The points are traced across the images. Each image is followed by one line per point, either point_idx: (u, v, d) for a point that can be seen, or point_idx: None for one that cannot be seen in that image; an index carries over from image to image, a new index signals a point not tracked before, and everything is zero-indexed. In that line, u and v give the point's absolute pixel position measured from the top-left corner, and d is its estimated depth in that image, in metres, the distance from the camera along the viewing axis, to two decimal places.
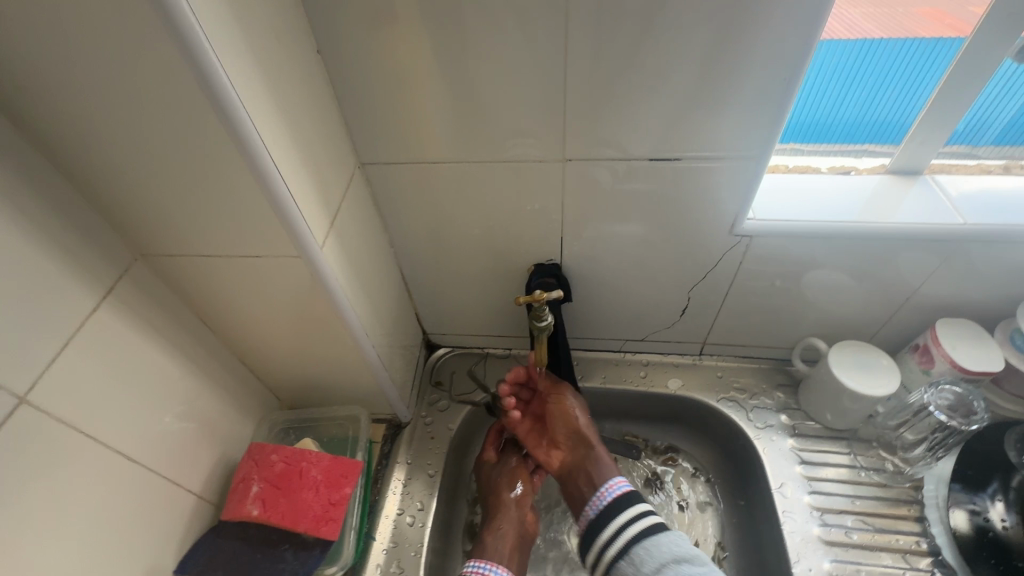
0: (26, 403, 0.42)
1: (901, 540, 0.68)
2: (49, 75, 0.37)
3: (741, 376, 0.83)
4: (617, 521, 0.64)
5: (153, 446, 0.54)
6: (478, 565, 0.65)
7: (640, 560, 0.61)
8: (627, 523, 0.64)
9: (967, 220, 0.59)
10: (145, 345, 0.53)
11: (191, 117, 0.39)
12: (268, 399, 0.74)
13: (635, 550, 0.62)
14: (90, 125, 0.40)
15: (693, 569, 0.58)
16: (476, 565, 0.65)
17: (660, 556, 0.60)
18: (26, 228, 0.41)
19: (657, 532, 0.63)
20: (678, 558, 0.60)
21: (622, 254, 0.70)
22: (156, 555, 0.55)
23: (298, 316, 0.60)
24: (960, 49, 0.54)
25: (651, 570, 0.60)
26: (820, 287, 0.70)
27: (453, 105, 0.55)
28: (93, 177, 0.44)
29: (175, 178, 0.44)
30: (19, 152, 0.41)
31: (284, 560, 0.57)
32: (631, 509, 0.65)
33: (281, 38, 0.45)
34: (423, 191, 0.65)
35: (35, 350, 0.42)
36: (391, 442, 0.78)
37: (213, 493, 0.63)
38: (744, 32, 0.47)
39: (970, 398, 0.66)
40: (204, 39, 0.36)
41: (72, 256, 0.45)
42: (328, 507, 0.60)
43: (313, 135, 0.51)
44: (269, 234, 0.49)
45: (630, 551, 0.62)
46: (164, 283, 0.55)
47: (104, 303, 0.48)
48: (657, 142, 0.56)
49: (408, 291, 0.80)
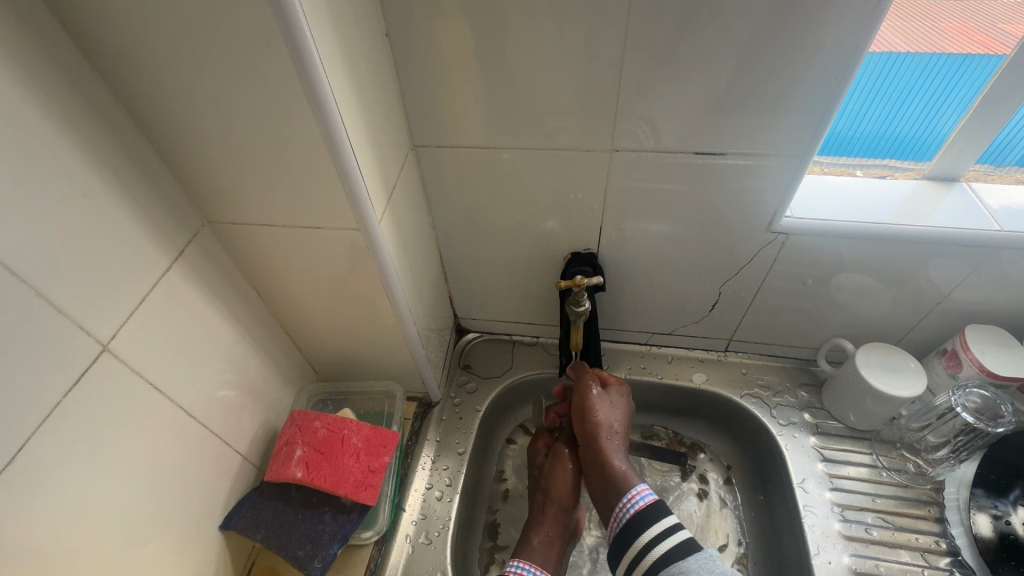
0: (107, 351, 0.45)
1: (920, 539, 0.69)
2: (146, 43, 0.40)
3: (765, 374, 0.84)
4: (642, 538, 0.59)
5: (207, 405, 0.57)
6: (522, 566, 0.65)
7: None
8: (653, 540, 0.58)
9: (1003, 227, 0.60)
10: (207, 308, 0.56)
11: (278, 90, 0.42)
12: (307, 370, 0.77)
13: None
14: (178, 93, 0.43)
15: None
16: (520, 566, 0.65)
17: None
18: (118, 189, 0.44)
19: (685, 554, 0.56)
20: None
21: (657, 248, 0.71)
22: (205, 508, 0.58)
23: (347, 291, 0.62)
24: (985, 64, 0.55)
25: None
26: (850, 288, 0.71)
27: (507, 94, 0.57)
28: (173, 143, 0.47)
29: (252, 147, 0.46)
30: (114, 117, 0.44)
31: (324, 522, 0.61)
32: (658, 524, 0.60)
33: (358, 20, 0.47)
34: (470, 176, 0.67)
35: (117, 303, 0.45)
36: (421, 420, 0.80)
37: (256, 456, 0.66)
38: (801, 31, 0.48)
39: (997, 402, 0.66)
40: (300, 16, 0.38)
41: (153, 217, 0.48)
42: (367, 473, 0.62)
43: (377, 114, 0.53)
44: (332, 207, 0.51)
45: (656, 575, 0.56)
46: (226, 250, 0.58)
47: (176, 264, 0.51)
48: (705, 138, 0.58)
49: (445, 275, 0.83)
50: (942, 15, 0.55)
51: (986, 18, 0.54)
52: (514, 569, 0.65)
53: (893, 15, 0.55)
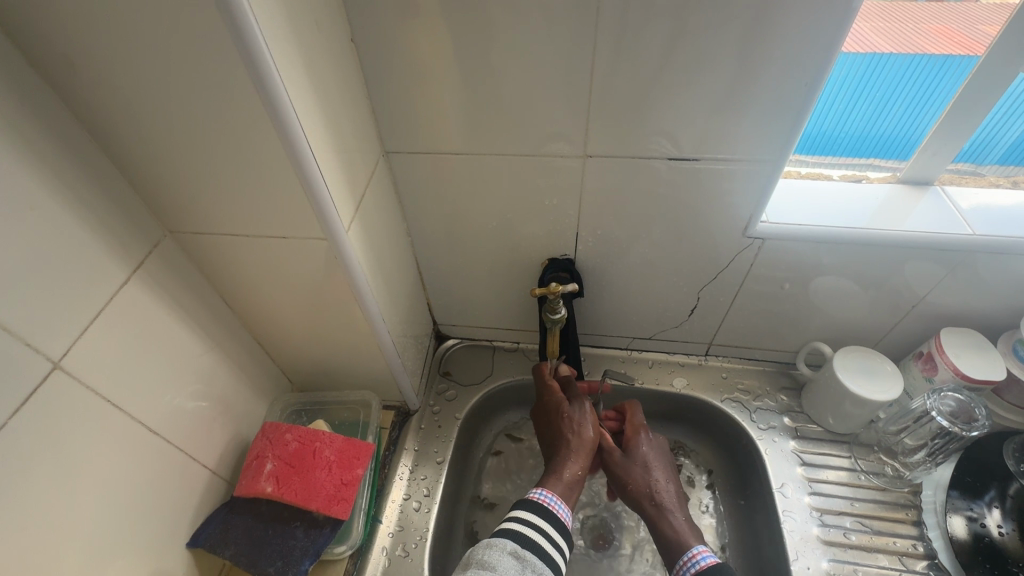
0: (60, 368, 0.43)
1: (898, 542, 0.69)
2: (96, 50, 0.38)
3: (745, 378, 0.84)
4: None
5: (173, 419, 0.56)
6: (545, 494, 0.61)
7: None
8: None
9: (975, 231, 0.61)
10: (170, 320, 0.54)
11: (235, 98, 0.41)
12: (282, 380, 0.75)
13: None
14: (131, 102, 0.41)
15: None
16: (544, 493, 0.61)
17: None
18: (71, 201, 0.43)
19: None
20: None
21: (634, 254, 0.71)
22: (172, 526, 0.56)
23: (318, 299, 0.61)
24: (966, 64, 0.55)
25: None
26: (827, 292, 0.71)
27: (478, 100, 0.56)
28: (129, 152, 0.45)
29: (212, 155, 0.45)
30: (66, 126, 0.42)
31: (295, 537, 0.59)
32: None
33: (319, 25, 0.46)
34: (443, 182, 0.66)
35: (70, 319, 0.44)
36: (398, 429, 0.79)
37: (226, 470, 0.65)
38: (771, 37, 0.48)
39: (971, 406, 0.66)
40: (253, 21, 0.37)
41: (110, 229, 0.46)
42: (340, 487, 0.61)
43: (343, 120, 0.52)
44: (298, 215, 0.50)
45: None
46: (190, 260, 0.56)
47: (135, 276, 0.50)
48: (680, 143, 0.57)
49: (422, 282, 0.81)
50: (924, 17, 0.56)
51: (966, 20, 0.55)
52: (537, 496, 0.61)
53: (876, 14, 0.55)
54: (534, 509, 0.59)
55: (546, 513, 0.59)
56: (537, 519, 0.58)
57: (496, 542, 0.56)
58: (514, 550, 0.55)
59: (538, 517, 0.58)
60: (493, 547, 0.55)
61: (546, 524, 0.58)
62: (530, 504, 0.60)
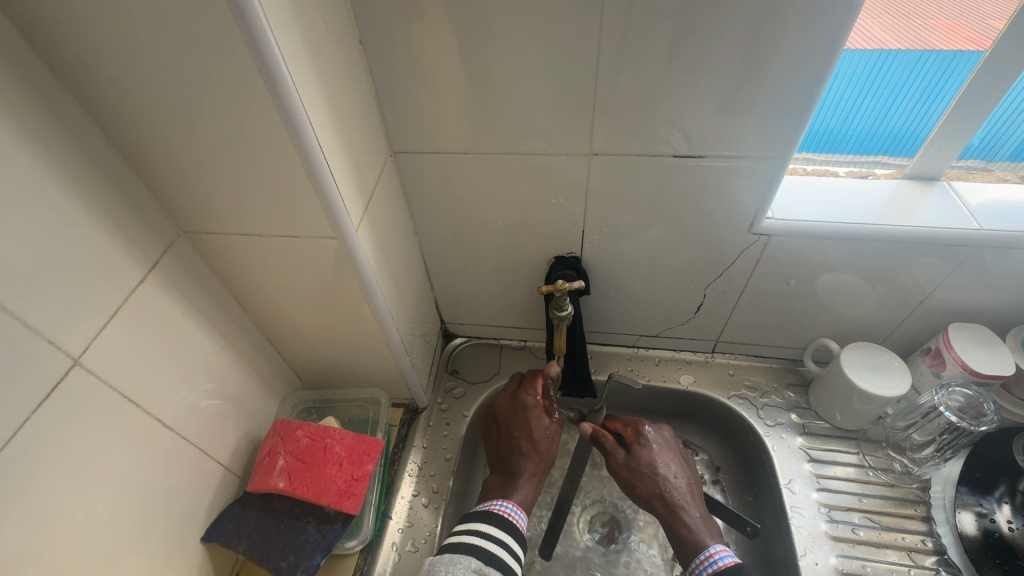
0: (79, 365, 0.44)
1: (907, 538, 0.69)
2: (113, 54, 0.39)
3: (752, 374, 0.84)
4: None
5: (187, 416, 0.57)
6: (506, 506, 0.65)
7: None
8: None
9: (982, 226, 0.60)
10: (184, 318, 0.55)
11: (247, 101, 0.42)
12: (292, 378, 0.76)
13: None
14: (147, 104, 0.42)
15: None
16: (504, 505, 0.65)
17: None
18: (88, 202, 0.44)
19: None
20: None
21: (640, 251, 0.71)
22: (186, 520, 0.57)
23: (327, 297, 0.62)
24: (973, 60, 0.55)
25: None
26: (834, 288, 0.71)
27: (484, 99, 0.57)
28: (144, 153, 0.46)
29: (224, 156, 0.46)
30: (83, 129, 0.43)
31: (307, 532, 0.60)
32: None
33: (329, 27, 0.47)
34: (450, 181, 0.66)
35: (87, 317, 0.45)
36: (407, 426, 0.80)
37: (238, 466, 0.66)
38: (775, 35, 0.48)
39: (980, 401, 0.66)
40: (265, 25, 0.38)
41: (125, 229, 0.47)
42: (351, 483, 0.62)
43: (352, 121, 0.53)
44: (308, 215, 0.51)
45: None
46: (203, 260, 0.57)
47: (150, 275, 0.51)
48: (685, 141, 0.58)
49: (430, 280, 0.82)
50: (932, 13, 0.55)
51: (976, 15, 0.54)
52: (497, 509, 0.64)
53: (883, 11, 0.55)
54: (498, 522, 0.62)
55: (506, 522, 0.63)
56: (495, 531, 0.61)
57: (461, 558, 0.57)
58: (478, 567, 0.57)
59: (499, 530, 0.62)
60: (457, 565, 0.57)
61: (506, 535, 0.61)
62: (483, 518, 0.63)
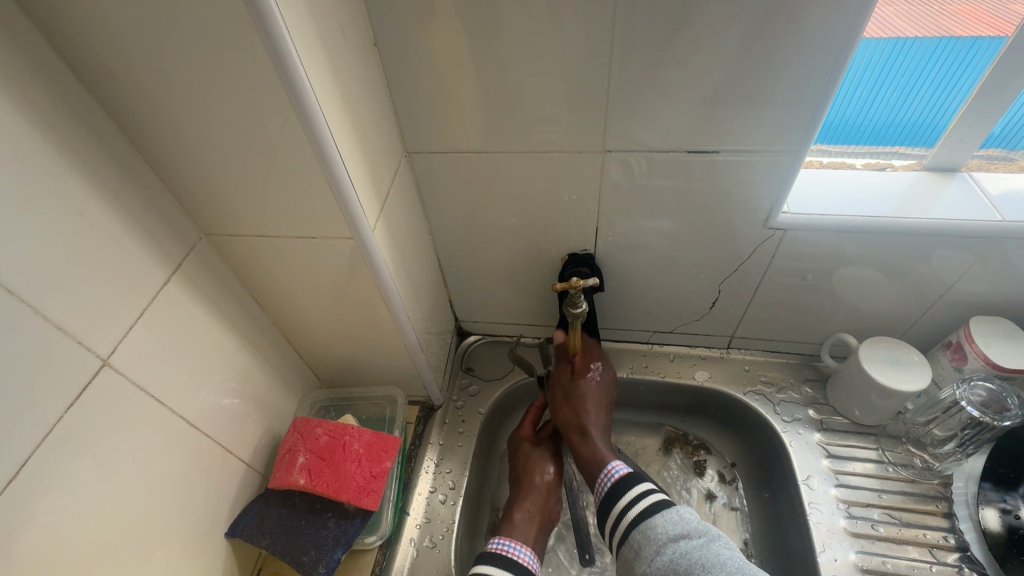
0: (107, 365, 0.46)
1: (928, 535, 0.68)
2: (137, 60, 0.40)
3: (768, 370, 0.84)
4: (619, 504, 0.64)
5: (210, 414, 0.58)
6: (502, 542, 0.66)
7: (638, 544, 0.60)
8: (628, 506, 0.63)
9: (1005, 217, 0.59)
10: (207, 318, 0.56)
11: (267, 105, 0.42)
12: (311, 377, 0.77)
13: (635, 535, 0.61)
14: (169, 110, 0.43)
15: (693, 544, 0.57)
16: (501, 543, 0.66)
17: (659, 536, 0.59)
18: (114, 207, 0.45)
19: (657, 512, 0.61)
20: (675, 537, 0.58)
21: (653, 247, 0.71)
22: (212, 516, 0.59)
23: (345, 297, 0.63)
24: (999, 48, 0.54)
25: (652, 553, 0.59)
26: (852, 282, 0.70)
27: (499, 98, 0.57)
28: (167, 157, 0.47)
29: (243, 158, 0.47)
30: (110, 137, 0.44)
31: (328, 527, 0.61)
32: (633, 489, 0.64)
33: (344, 30, 0.47)
34: (464, 180, 0.67)
35: (115, 318, 0.46)
36: (423, 424, 0.81)
37: (259, 464, 0.67)
38: (789, 28, 0.48)
39: (1004, 395, 0.65)
40: (283, 32, 0.38)
41: (150, 233, 0.49)
42: (369, 479, 0.63)
43: (368, 122, 0.53)
44: (326, 216, 0.52)
45: (630, 536, 0.61)
46: (224, 261, 0.58)
47: (174, 276, 0.52)
48: (700, 137, 0.57)
49: (444, 279, 0.83)
50: None
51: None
52: (496, 546, 0.66)
53: None
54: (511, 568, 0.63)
55: (516, 564, 0.64)
56: (493, 569, 0.62)
57: None
58: None
59: (499, 568, 0.63)
60: None
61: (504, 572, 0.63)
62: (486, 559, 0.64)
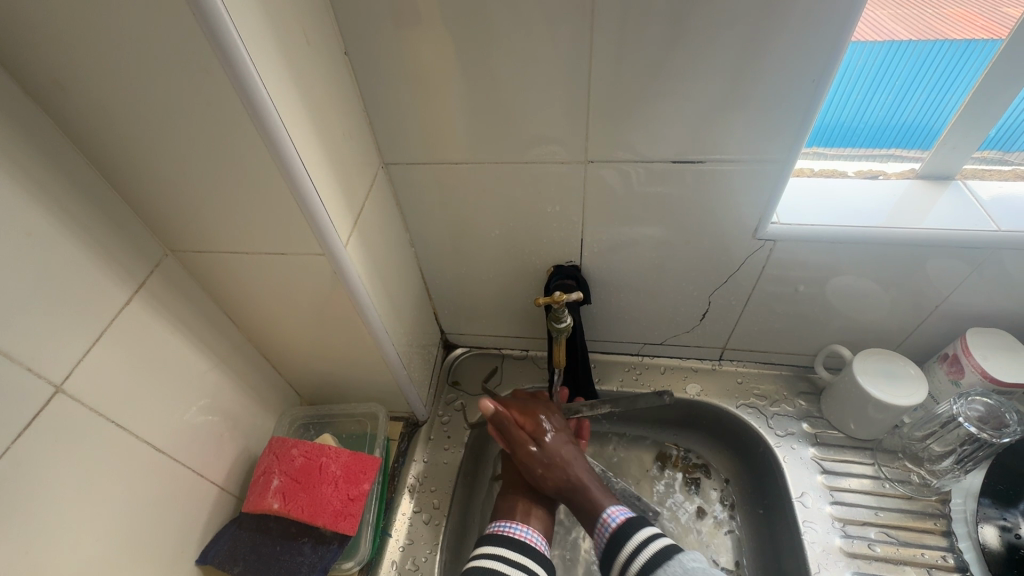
0: (62, 392, 0.43)
1: (926, 555, 0.66)
2: (87, 73, 0.38)
3: (761, 383, 0.82)
4: (627, 549, 0.59)
5: (179, 437, 0.56)
6: (503, 524, 0.66)
7: None
8: (635, 553, 0.59)
9: (1000, 227, 0.57)
10: (174, 338, 0.54)
11: (226, 119, 0.41)
12: (290, 393, 0.75)
13: None
14: (124, 124, 0.42)
15: None
16: (503, 524, 0.66)
17: None
18: (68, 225, 0.43)
19: (669, 558, 0.57)
20: None
21: (640, 259, 0.69)
22: (181, 544, 0.56)
23: (321, 314, 0.61)
24: (993, 52, 0.52)
25: None
26: (845, 292, 0.68)
27: (475, 107, 0.55)
28: (125, 172, 0.45)
29: (205, 173, 0.45)
30: (63, 152, 0.42)
31: (303, 553, 0.59)
32: (640, 534, 0.60)
33: (309, 41, 0.46)
34: (443, 191, 0.65)
35: (69, 342, 0.44)
36: (407, 440, 0.79)
37: (234, 486, 0.65)
38: (772, 34, 0.46)
39: (1002, 410, 0.64)
40: (239, 42, 0.37)
41: (109, 251, 0.47)
42: (347, 502, 0.61)
43: (338, 134, 0.51)
44: (295, 232, 0.50)
45: None
46: (193, 278, 0.56)
47: (137, 296, 0.50)
48: (686, 145, 0.56)
49: (428, 291, 0.81)
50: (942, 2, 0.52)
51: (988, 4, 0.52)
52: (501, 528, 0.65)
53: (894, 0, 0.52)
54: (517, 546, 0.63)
55: (515, 541, 0.63)
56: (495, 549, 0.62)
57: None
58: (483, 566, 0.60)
59: (503, 547, 0.62)
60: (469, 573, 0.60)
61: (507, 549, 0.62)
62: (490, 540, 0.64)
